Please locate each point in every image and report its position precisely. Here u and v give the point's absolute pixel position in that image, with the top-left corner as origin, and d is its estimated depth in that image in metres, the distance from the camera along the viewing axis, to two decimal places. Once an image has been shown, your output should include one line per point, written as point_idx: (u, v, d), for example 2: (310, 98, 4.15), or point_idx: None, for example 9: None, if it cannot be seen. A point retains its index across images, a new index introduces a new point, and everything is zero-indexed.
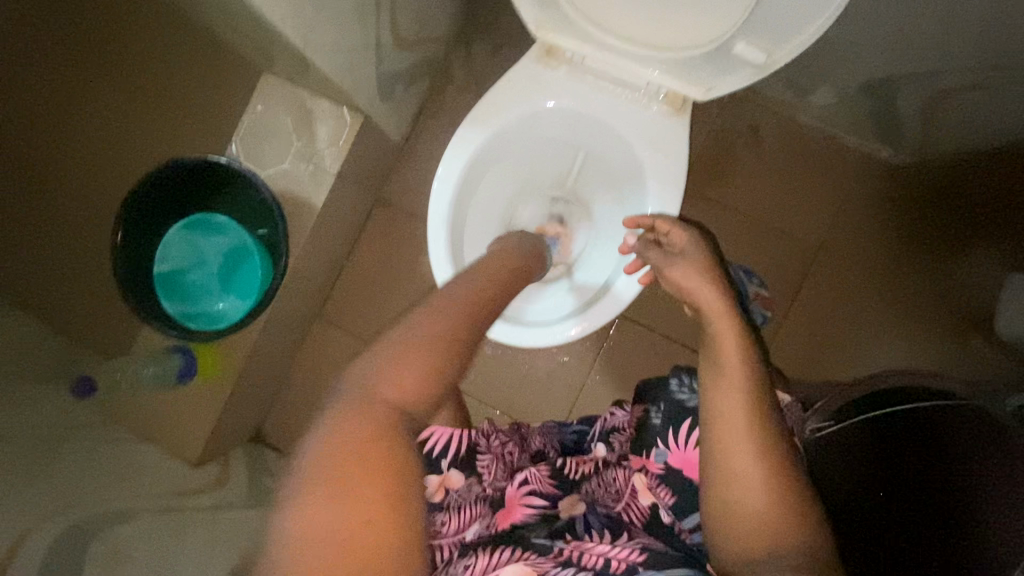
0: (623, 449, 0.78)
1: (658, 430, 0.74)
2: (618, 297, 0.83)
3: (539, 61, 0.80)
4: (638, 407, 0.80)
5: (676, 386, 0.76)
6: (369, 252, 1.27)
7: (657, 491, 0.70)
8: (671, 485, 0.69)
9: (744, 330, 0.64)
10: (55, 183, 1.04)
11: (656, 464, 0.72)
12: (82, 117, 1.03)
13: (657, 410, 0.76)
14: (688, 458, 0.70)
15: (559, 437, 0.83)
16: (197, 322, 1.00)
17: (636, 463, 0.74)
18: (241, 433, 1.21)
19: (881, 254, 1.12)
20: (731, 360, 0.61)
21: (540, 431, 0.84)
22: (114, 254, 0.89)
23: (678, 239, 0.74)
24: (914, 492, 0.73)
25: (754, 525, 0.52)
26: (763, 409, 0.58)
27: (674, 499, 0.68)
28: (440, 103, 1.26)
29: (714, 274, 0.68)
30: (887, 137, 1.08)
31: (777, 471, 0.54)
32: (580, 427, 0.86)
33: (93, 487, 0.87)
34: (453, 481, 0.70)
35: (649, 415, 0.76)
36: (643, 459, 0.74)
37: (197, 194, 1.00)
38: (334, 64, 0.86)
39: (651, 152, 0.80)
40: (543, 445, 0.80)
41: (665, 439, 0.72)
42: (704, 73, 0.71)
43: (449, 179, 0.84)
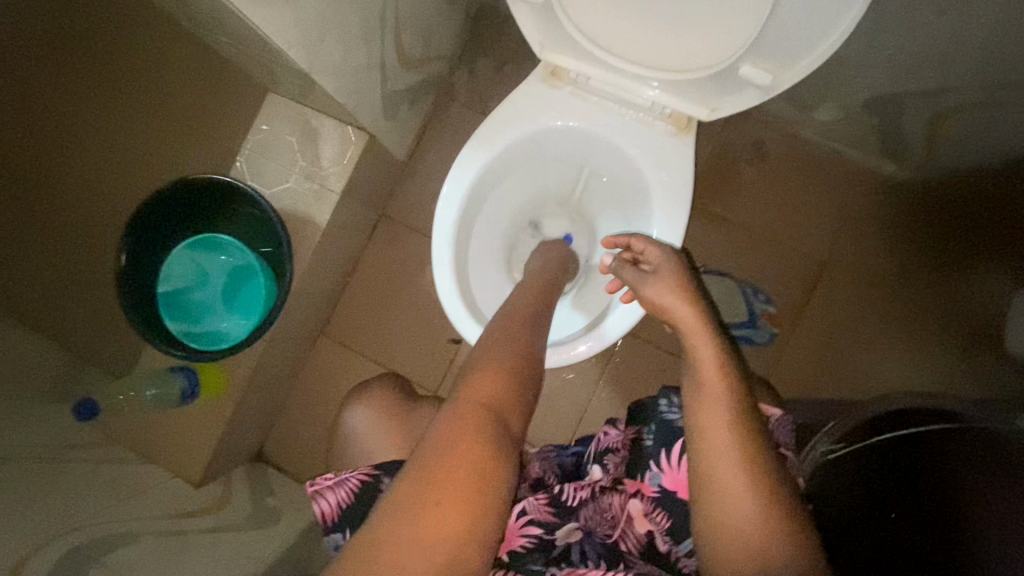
0: (618, 470, 0.74)
1: (650, 452, 0.72)
2: (621, 320, 0.82)
3: (544, 82, 0.81)
4: (630, 428, 0.78)
5: (666, 407, 0.73)
6: (372, 269, 1.27)
7: (652, 516, 0.69)
8: (666, 509, 0.68)
9: (721, 345, 0.61)
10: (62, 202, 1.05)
11: (650, 486, 0.70)
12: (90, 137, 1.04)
13: (649, 430, 0.74)
14: (682, 480, 0.68)
15: (556, 460, 0.82)
16: (200, 342, 0.99)
17: (632, 487, 0.71)
18: (243, 453, 1.20)
19: (887, 269, 1.12)
20: (709, 380, 0.58)
21: (536, 457, 0.82)
22: (119, 276, 0.89)
23: (653, 256, 0.72)
24: (920, 506, 0.69)
25: (745, 548, 0.51)
26: (748, 426, 0.56)
27: (669, 522, 0.68)
28: (443, 121, 1.26)
29: (689, 288, 0.66)
30: (890, 152, 1.08)
31: (765, 491, 0.52)
32: (577, 449, 0.86)
33: (94, 508, 0.86)
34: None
35: (642, 437, 0.75)
36: (638, 482, 0.71)
37: (203, 213, 1.00)
38: (340, 84, 0.87)
39: (656, 171, 0.80)
40: (542, 472, 0.79)
41: (658, 459, 0.70)
42: (711, 92, 0.71)
43: (454, 198, 0.83)
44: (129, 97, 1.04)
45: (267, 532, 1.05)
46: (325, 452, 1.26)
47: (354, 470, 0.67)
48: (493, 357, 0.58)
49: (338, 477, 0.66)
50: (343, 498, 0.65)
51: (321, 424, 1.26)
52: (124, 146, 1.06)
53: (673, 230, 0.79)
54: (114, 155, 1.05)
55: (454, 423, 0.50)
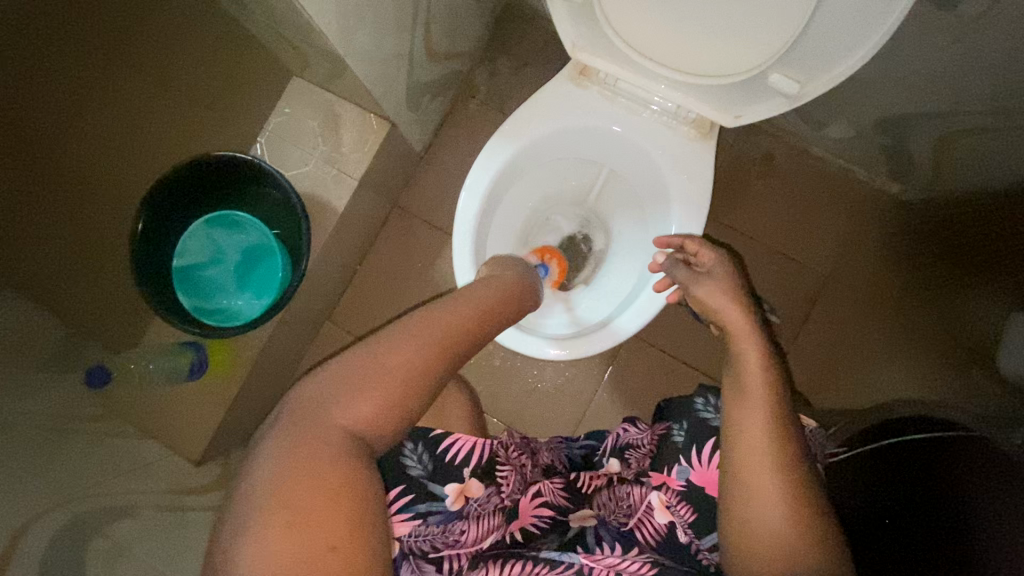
0: (640, 466, 0.77)
1: (680, 447, 0.72)
2: (642, 311, 0.83)
3: (573, 80, 0.82)
4: (657, 425, 0.79)
5: (703, 405, 0.74)
6: (383, 257, 1.28)
7: (676, 508, 0.68)
8: (691, 502, 0.68)
9: (770, 356, 0.62)
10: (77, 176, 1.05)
11: (677, 480, 0.70)
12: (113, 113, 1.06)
13: (680, 428, 0.74)
14: (710, 477, 0.69)
15: (566, 452, 0.84)
16: (211, 318, 0.99)
17: (656, 480, 0.72)
18: (242, 434, 1.19)
19: (890, 285, 1.15)
20: (756, 382, 0.60)
21: (547, 445, 0.84)
22: (135, 244, 0.89)
23: (706, 259, 0.73)
24: (916, 513, 0.73)
25: (770, 552, 0.52)
26: (785, 437, 0.56)
27: (694, 516, 0.67)
28: (462, 116, 1.28)
29: (739, 297, 0.67)
30: (898, 172, 1.12)
31: (796, 500, 0.53)
32: (589, 443, 0.86)
33: (95, 480, 0.86)
34: (474, 490, 0.67)
35: (671, 433, 0.74)
36: (664, 475, 0.71)
37: (221, 191, 1.01)
38: (370, 72, 0.88)
39: (676, 174, 0.82)
40: (552, 461, 0.80)
41: (688, 457, 0.71)
42: (739, 99, 0.73)
43: (476, 189, 0.85)
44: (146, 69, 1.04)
45: None
46: None
47: None
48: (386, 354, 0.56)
49: None
50: None
51: None
52: (139, 120, 1.06)
53: (692, 231, 0.81)
54: (131, 127, 1.06)
55: (291, 452, 0.48)
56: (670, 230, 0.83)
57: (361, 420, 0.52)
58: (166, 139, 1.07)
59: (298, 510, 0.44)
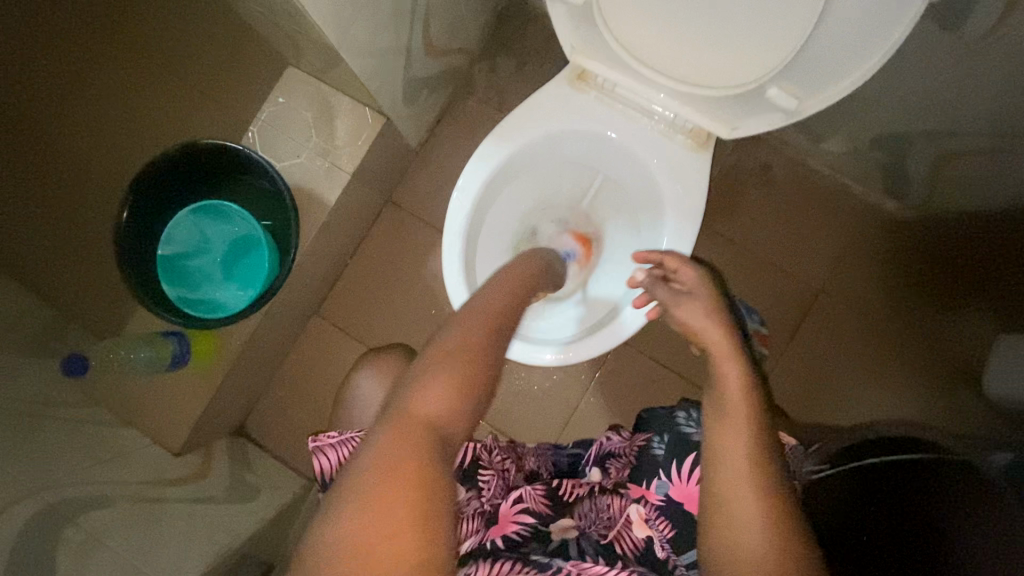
0: (619, 476, 0.78)
1: (660, 461, 0.74)
2: (631, 321, 0.83)
3: (570, 84, 0.81)
4: (639, 435, 0.80)
5: (683, 420, 0.75)
6: (374, 252, 1.26)
7: (654, 522, 0.69)
8: (670, 519, 0.69)
9: (752, 376, 0.62)
10: (65, 161, 1.04)
11: (656, 494, 0.71)
12: (105, 100, 1.05)
13: (661, 441, 0.76)
14: (689, 492, 0.69)
15: (552, 459, 0.87)
16: (195, 309, 0.98)
17: (635, 493, 0.73)
18: (225, 426, 1.18)
19: (879, 303, 1.15)
20: (737, 402, 0.59)
21: (534, 452, 0.87)
22: (117, 230, 0.86)
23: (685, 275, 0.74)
24: (892, 528, 0.73)
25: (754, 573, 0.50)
26: (767, 454, 0.56)
27: (672, 532, 0.68)
28: (459, 113, 1.26)
29: (719, 316, 0.67)
30: (893, 189, 1.11)
31: (778, 519, 0.52)
32: (575, 450, 0.88)
33: (69, 468, 0.84)
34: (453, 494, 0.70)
35: (651, 445, 0.76)
36: (642, 488, 0.73)
37: (209, 180, 0.99)
38: (365, 66, 0.87)
39: (671, 184, 0.81)
40: (537, 466, 0.83)
41: (667, 470, 0.72)
42: (736, 111, 0.72)
43: (469, 190, 0.84)
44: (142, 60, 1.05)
45: (245, 507, 1.04)
46: (308, 432, 1.24)
47: (357, 432, 0.70)
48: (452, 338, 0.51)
49: (340, 437, 0.70)
50: (343, 458, 0.69)
51: (308, 403, 1.25)
52: (130, 108, 1.05)
53: (684, 243, 0.81)
54: (123, 114, 1.05)
55: (388, 436, 0.43)
56: (662, 240, 0.83)
57: (440, 412, 0.46)
58: (155, 124, 1.06)
59: (370, 515, 0.40)
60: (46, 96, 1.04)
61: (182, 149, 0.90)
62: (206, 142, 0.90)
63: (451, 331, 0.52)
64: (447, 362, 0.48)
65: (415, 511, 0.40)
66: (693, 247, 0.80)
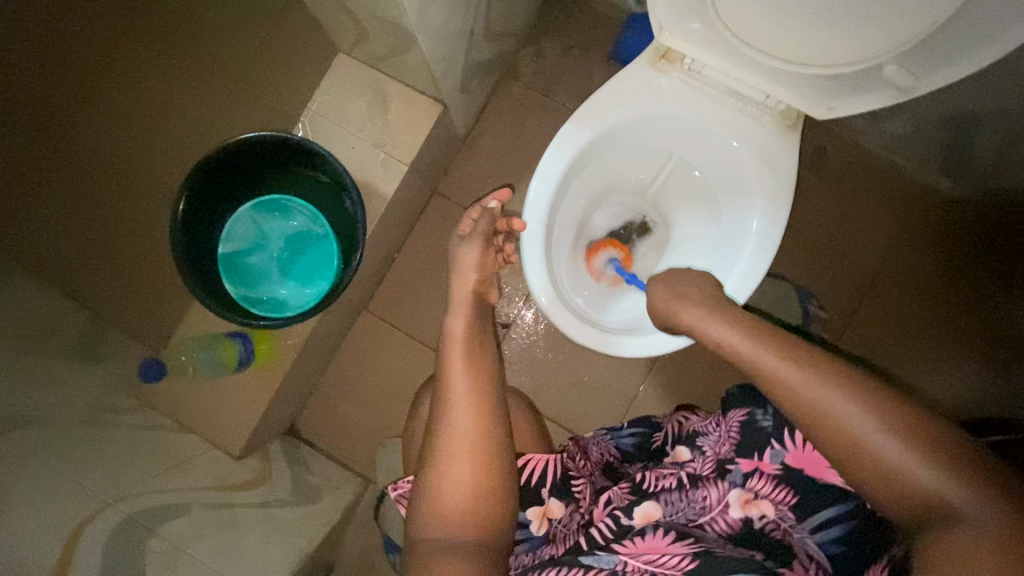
0: (718, 451, 0.71)
1: (769, 433, 0.68)
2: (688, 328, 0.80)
3: (652, 65, 0.79)
4: (735, 413, 0.72)
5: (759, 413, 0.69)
6: (422, 245, 1.23)
7: (768, 494, 0.65)
8: (791, 487, 0.64)
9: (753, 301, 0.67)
10: (111, 163, 1.02)
11: (772, 465, 0.66)
12: (145, 97, 1.01)
13: (765, 414, 0.69)
14: (809, 458, 0.64)
15: (614, 443, 0.85)
16: (259, 308, 0.95)
17: (747, 467, 0.67)
18: (278, 427, 1.14)
19: (936, 283, 1.14)
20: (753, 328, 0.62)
21: (593, 440, 0.86)
22: (175, 228, 0.81)
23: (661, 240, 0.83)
24: None
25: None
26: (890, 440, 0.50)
27: (794, 498, 0.64)
28: (505, 99, 1.23)
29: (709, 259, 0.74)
30: (952, 170, 1.11)
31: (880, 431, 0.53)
32: (637, 429, 0.86)
33: (140, 477, 0.81)
34: (555, 511, 0.74)
35: (755, 420, 0.69)
36: (754, 460, 0.67)
37: (265, 175, 0.95)
38: (435, 50, 0.83)
39: (758, 166, 0.79)
40: (602, 457, 0.84)
41: (780, 439, 0.66)
42: (838, 91, 0.71)
43: (549, 177, 0.81)
44: (174, 51, 1.01)
45: (310, 510, 1.01)
46: (361, 431, 1.21)
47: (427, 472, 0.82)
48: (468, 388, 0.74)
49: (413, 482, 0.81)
50: None
51: (359, 401, 1.22)
52: (165, 102, 1.01)
53: (775, 226, 0.79)
54: (165, 110, 1.01)
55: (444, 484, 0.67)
56: (750, 224, 0.81)
57: (474, 438, 0.69)
58: (198, 120, 1.02)
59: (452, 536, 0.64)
60: (80, 99, 1.01)
61: (242, 143, 0.86)
62: (248, 135, 0.85)
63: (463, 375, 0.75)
64: (465, 412, 0.71)
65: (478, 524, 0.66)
66: (784, 231, 0.79)
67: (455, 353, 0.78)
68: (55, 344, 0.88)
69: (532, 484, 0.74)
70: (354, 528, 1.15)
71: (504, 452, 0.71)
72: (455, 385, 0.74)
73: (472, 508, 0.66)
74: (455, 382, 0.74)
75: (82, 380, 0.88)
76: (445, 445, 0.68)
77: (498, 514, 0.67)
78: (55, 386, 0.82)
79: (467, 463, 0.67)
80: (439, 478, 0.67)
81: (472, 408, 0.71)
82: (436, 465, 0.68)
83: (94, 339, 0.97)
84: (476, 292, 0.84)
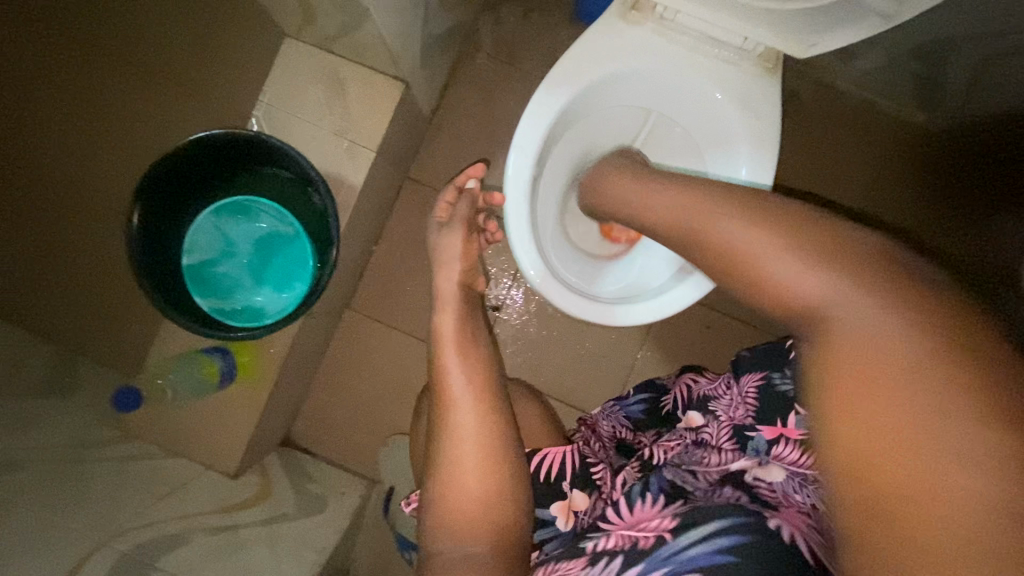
0: (734, 416, 0.68)
1: (791, 398, 0.65)
2: (691, 292, 0.78)
3: (622, 18, 0.75)
4: (749, 377, 0.70)
5: (778, 377, 0.67)
6: (397, 236, 1.17)
7: (793, 458, 0.60)
8: None
9: None
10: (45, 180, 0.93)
11: (797, 430, 0.62)
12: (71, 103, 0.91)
13: (784, 376, 0.67)
14: None
15: (624, 413, 0.83)
16: (236, 319, 0.90)
17: (771, 433, 0.63)
18: (273, 439, 1.10)
19: (918, 217, 1.13)
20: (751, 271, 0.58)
21: (604, 413, 0.84)
22: (128, 243, 0.74)
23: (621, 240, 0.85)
24: None
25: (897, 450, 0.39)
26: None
27: None
28: (468, 73, 1.17)
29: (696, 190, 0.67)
30: (928, 102, 1.10)
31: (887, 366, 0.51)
32: (644, 396, 0.84)
33: (132, 510, 0.77)
34: (578, 503, 0.70)
35: (773, 381, 0.67)
36: (779, 427, 0.63)
37: (216, 176, 0.88)
38: (390, 22, 0.77)
39: (742, 114, 0.76)
40: (614, 430, 0.81)
41: None
42: (817, 29, 0.69)
43: (527, 147, 0.77)
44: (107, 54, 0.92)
45: (317, 520, 0.98)
46: (360, 433, 1.18)
47: None
48: (467, 381, 0.74)
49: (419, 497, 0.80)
50: None
51: (354, 403, 1.18)
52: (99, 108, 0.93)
53: (764, 173, 0.76)
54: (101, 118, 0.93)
55: (454, 483, 0.68)
56: (738, 174, 0.79)
57: (480, 431, 0.70)
58: (140, 125, 0.94)
59: (481, 527, 0.66)
60: None
61: (193, 145, 0.78)
62: (197, 136, 0.77)
63: (467, 369, 0.75)
64: (466, 409, 0.72)
65: (504, 511, 0.67)
66: (774, 177, 0.76)
67: (449, 349, 0.77)
68: (21, 381, 0.82)
69: (544, 481, 0.72)
70: (365, 531, 1.13)
71: (512, 444, 0.72)
72: (454, 384, 0.74)
73: (493, 504, 0.67)
74: (454, 379, 0.74)
75: (56, 415, 0.82)
76: (454, 439, 0.70)
77: (514, 504, 0.68)
78: (27, 427, 0.75)
79: (475, 461, 0.68)
80: (450, 485, 0.68)
81: (472, 405, 0.72)
82: (446, 469, 0.69)
83: (63, 371, 0.91)
84: (465, 286, 0.84)
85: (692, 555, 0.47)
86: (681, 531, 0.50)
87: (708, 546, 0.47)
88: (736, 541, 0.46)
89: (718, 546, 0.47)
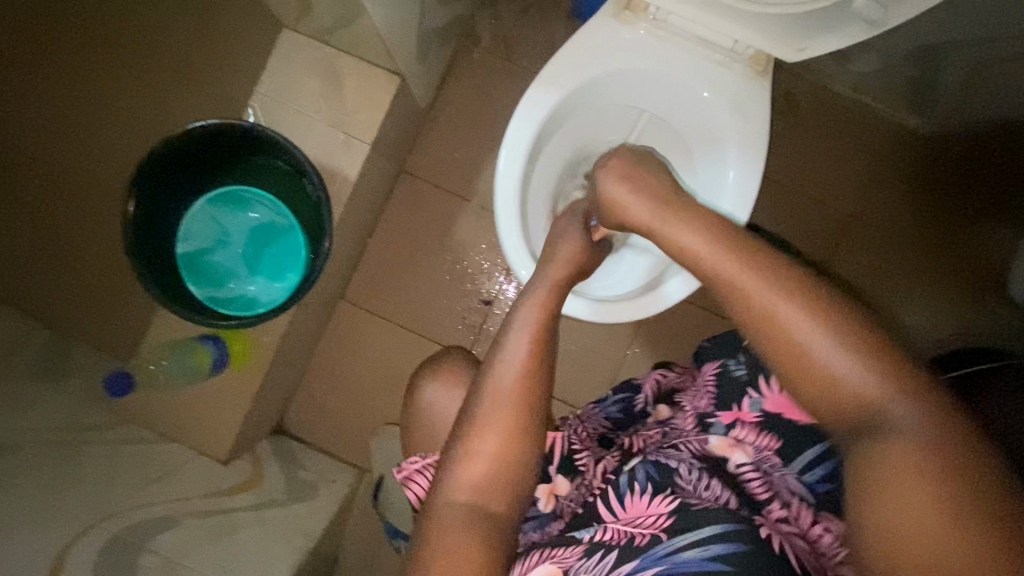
0: (697, 405, 0.69)
1: (745, 381, 0.66)
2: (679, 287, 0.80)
3: (615, 18, 0.76)
4: (709, 366, 0.72)
5: (733, 362, 0.68)
6: (392, 228, 1.18)
7: (752, 440, 0.62)
8: (774, 431, 0.61)
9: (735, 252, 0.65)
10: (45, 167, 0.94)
11: (752, 413, 0.63)
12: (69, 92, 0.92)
13: (739, 361, 0.68)
14: (788, 402, 0.62)
15: (604, 415, 0.83)
16: (230, 308, 0.91)
17: (726, 418, 0.64)
18: (265, 426, 1.12)
19: (909, 220, 1.14)
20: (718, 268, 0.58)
21: (585, 414, 0.83)
22: (124, 230, 0.75)
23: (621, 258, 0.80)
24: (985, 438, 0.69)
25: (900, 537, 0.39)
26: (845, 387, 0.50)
27: (779, 444, 0.61)
28: (466, 68, 1.17)
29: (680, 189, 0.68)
30: (921, 107, 1.10)
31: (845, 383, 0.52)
32: (621, 396, 0.84)
33: (124, 492, 0.78)
34: (561, 487, 0.69)
35: (730, 367, 0.68)
36: (735, 412, 0.65)
37: (213, 167, 0.89)
38: (385, 16, 0.78)
39: (731, 115, 0.77)
40: (599, 429, 0.80)
41: (757, 385, 0.64)
42: (806, 32, 0.69)
43: (518, 144, 0.78)
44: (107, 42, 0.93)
45: (307, 506, 1.00)
46: (352, 422, 1.19)
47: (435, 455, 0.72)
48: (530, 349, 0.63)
49: (423, 462, 0.72)
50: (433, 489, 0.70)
51: (347, 392, 1.20)
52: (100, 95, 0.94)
53: (752, 174, 0.77)
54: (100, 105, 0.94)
55: (489, 455, 0.57)
56: (726, 175, 0.79)
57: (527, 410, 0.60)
58: (140, 112, 0.96)
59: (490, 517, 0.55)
60: None
61: (191, 133, 0.79)
62: (197, 123, 0.78)
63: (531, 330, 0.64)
64: (524, 380, 0.61)
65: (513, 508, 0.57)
66: (762, 178, 0.77)
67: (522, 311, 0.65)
68: (17, 364, 0.83)
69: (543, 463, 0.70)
70: (355, 517, 1.15)
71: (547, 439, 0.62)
72: (517, 347, 0.63)
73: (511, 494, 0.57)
74: (518, 341, 0.63)
75: (52, 398, 0.84)
76: (504, 406, 0.59)
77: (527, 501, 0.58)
78: (21, 408, 0.77)
79: (501, 423, 0.58)
80: (482, 454, 0.57)
81: (530, 380, 0.61)
82: (483, 434, 0.58)
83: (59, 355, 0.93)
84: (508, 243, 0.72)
85: (687, 558, 0.49)
86: (675, 533, 0.51)
87: (699, 551, 0.49)
88: (731, 548, 0.49)
89: (710, 552, 0.49)
